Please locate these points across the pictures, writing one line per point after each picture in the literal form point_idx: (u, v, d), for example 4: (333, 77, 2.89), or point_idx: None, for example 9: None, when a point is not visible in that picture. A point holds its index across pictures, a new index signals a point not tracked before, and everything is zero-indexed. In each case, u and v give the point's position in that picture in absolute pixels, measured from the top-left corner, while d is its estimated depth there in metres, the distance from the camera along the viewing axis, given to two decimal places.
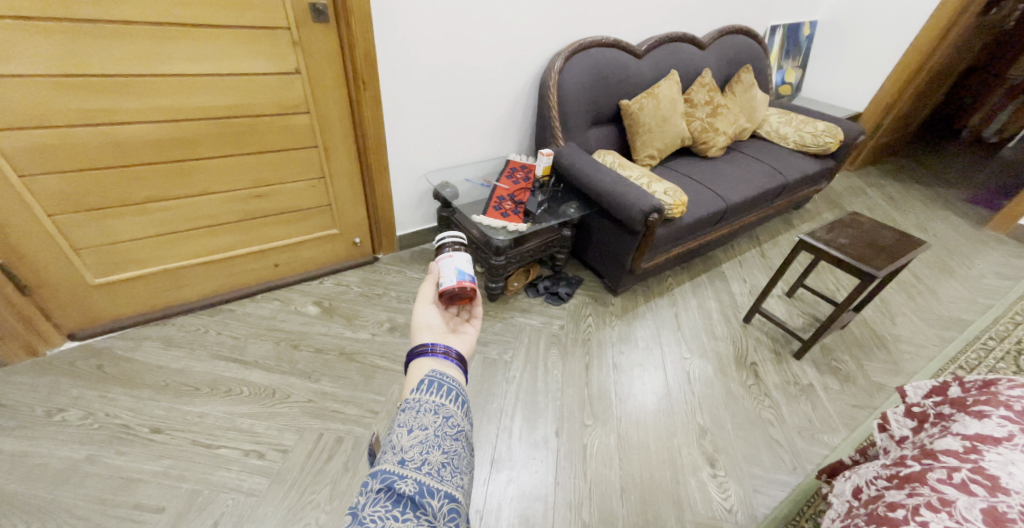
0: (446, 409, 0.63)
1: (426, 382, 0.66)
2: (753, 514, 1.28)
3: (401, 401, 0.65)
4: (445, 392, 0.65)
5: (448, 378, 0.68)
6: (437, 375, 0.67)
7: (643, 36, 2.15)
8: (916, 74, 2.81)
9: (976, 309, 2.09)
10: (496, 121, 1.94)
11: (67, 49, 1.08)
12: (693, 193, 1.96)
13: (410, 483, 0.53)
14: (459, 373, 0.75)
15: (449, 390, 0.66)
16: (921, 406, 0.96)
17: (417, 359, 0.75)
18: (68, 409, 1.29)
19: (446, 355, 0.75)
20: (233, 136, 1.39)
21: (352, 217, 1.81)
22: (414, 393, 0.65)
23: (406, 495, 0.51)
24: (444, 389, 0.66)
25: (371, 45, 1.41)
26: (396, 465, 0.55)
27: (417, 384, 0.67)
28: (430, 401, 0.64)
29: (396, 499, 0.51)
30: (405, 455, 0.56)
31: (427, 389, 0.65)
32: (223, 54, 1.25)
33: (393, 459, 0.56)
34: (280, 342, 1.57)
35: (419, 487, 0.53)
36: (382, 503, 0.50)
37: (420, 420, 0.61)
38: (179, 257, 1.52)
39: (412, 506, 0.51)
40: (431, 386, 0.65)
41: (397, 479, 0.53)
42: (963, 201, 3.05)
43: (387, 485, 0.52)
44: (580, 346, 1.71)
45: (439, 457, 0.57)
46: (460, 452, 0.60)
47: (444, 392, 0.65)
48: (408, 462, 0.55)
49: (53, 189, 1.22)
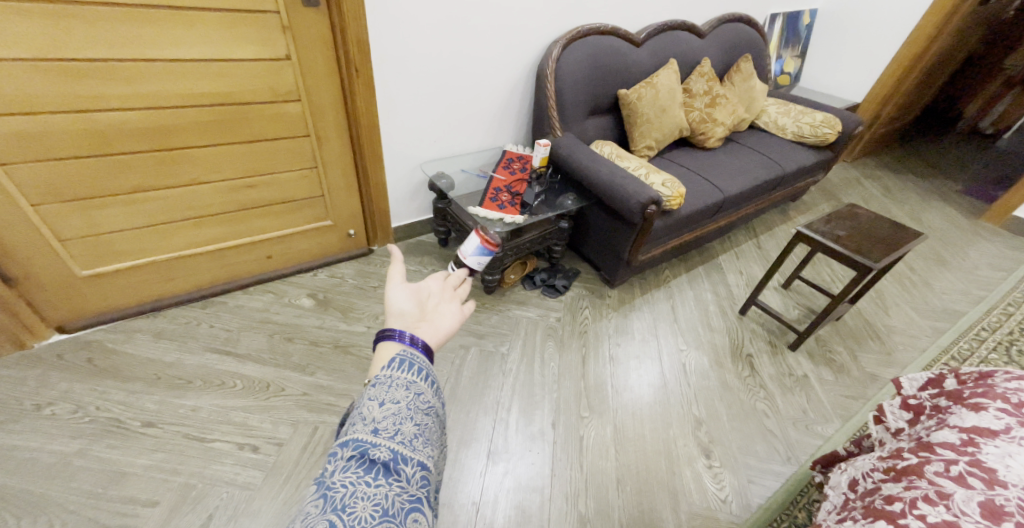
0: (417, 386, 0.60)
1: (397, 360, 0.62)
2: (748, 503, 1.29)
3: (371, 378, 0.61)
4: (416, 370, 0.62)
5: (419, 358, 0.65)
6: (408, 354, 0.63)
7: (641, 24, 2.11)
8: (914, 64, 2.79)
9: (970, 301, 2.10)
10: (492, 110, 1.91)
11: (46, 32, 1.04)
12: (691, 185, 1.95)
13: (384, 450, 0.51)
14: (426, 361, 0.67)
15: (419, 368, 0.63)
16: (917, 398, 0.96)
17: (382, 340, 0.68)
18: (56, 403, 1.27)
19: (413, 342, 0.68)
20: (222, 123, 1.35)
21: (346, 208, 1.78)
22: (385, 369, 0.61)
23: (380, 461, 0.50)
24: (416, 368, 0.62)
25: (364, 31, 1.38)
26: (369, 434, 0.52)
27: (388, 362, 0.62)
28: (401, 378, 0.60)
29: (368, 465, 0.49)
30: (378, 425, 0.54)
31: (398, 366, 0.61)
32: (210, 39, 1.21)
33: (365, 429, 0.53)
34: (274, 335, 1.55)
35: (393, 454, 0.51)
36: (353, 470, 0.49)
37: (392, 394, 0.58)
38: (168, 249, 1.49)
39: (385, 472, 0.49)
40: (402, 364, 0.62)
41: (370, 447, 0.51)
42: (959, 192, 3.06)
43: (359, 453, 0.50)
44: (577, 338, 1.71)
45: (411, 428, 0.55)
46: (432, 425, 0.58)
47: (415, 370, 0.62)
48: (381, 431, 0.53)
49: (36, 178, 1.19)
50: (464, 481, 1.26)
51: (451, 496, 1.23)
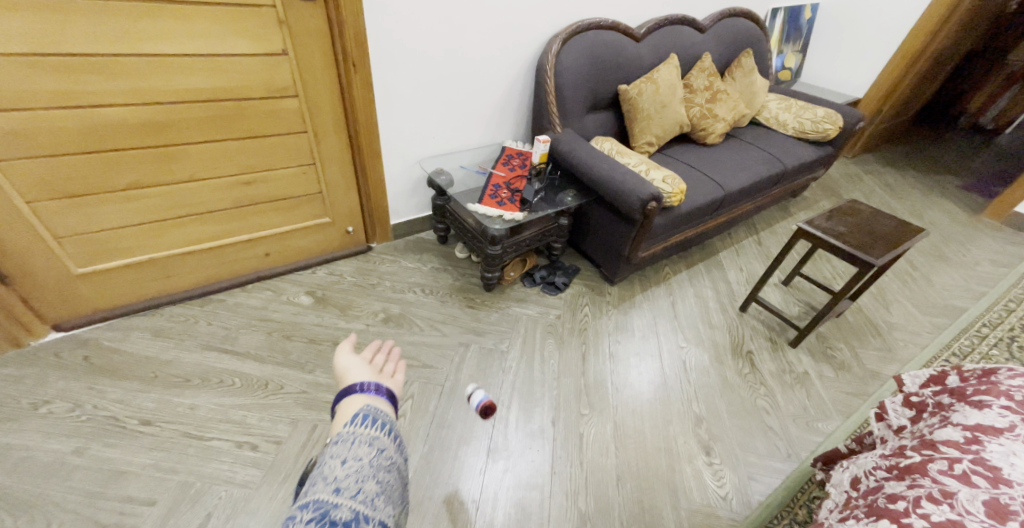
0: (379, 441, 0.76)
1: (361, 417, 0.78)
2: (748, 501, 1.29)
3: (337, 434, 0.76)
4: (378, 425, 0.78)
5: (381, 414, 0.82)
6: (371, 411, 0.80)
7: (641, 19, 2.10)
8: (916, 60, 2.77)
9: (970, 297, 2.09)
10: (491, 106, 1.89)
11: (38, 27, 1.03)
12: (692, 182, 1.93)
13: (345, 510, 0.63)
14: (389, 406, 0.87)
15: (382, 423, 0.79)
16: (920, 395, 0.95)
17: (345, 397, 0.87)
18: (53, 402, 1.26)
19: (376, 391, 0.88)
20: (218, 120, 1.34)
21: (344, 204, 1.77)
22: (349, 427, 0.76)
23: (341, 520, 0.62)
24: (378, 423, 0.79)
25: (361, 26, 1.37)
26: (331, 494, 0.65)
27: (353, 418, 0.79)
28: (364, 433, 0.76)
29: (331, 523, 0.61)
30: (340, 484, 0.67)
31: (362, 423, 0.77)
32: (205, 33, 1.20)
33: (328, 488, 0.66)
34: (272, 333, 1.54)
35: (353, 514, 0.63)
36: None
37: (356, 451, 0.72)
38: (165, 246, 1.48)
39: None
40: (365, 421, 0.78)
41: (332, 507, 0.63)
42: (960, 188, 3.04)
43: (320, 513, 0.62)
44: (577, 336, 1.70)
45: (372, 486, 0.68)
46: (391, 482, 0.72)
47: (377, 426, 0.78)
48: (343, 490, 0.66)
49: (31, 175, 1.18)
50: (464, 478, 1.26)
51: (450, 494, 1.22)
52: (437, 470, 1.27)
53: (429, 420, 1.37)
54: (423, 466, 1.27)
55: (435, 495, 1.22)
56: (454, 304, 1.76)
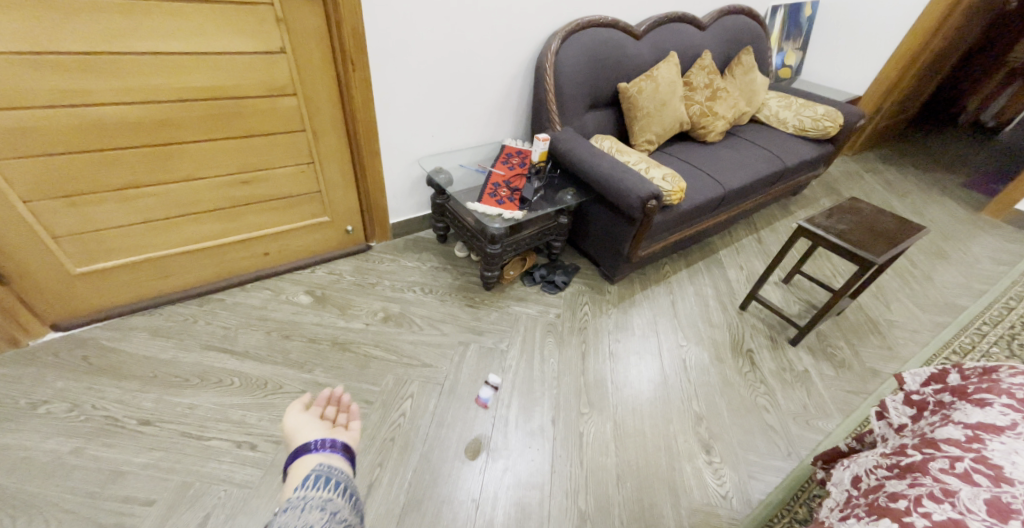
0: (332, 504, 0.71)
1: (311, 478, 0.75)
2: (748, 499, 1.29)
3: (285, 502, 0.70)
4: (332, 486, 0.74)
5: (334, 471, 0.78)
6: (323, 470, 0.77)
7: (641, 16, 2.09)
8: (916, 57, 2.77)
9: (971, 295, 2.09)
10: (491, 105, 1.89)
11: (35, 26, 1.02)
12: (692, 180, 1.93)
13: None
14: (345, 462, 0.84)
15: (334, 483, 0.75)
16: (921, 393, 0.95)
17: (299, 458, 0.82)
18: (52, 401, 1.26)
19: (333, 448, 0.84)
20: (216, 118, 1.34)
21: (343, 203, 1.76)
22: (300, 491, 0.72)
23: None
24: (331, 483, 0.75)
25: (360, 24, 1.36)
26: None
27: (304, 481, 0.75)
28: (317, 497, 0.71)
29: None
30: None
31: (314, 485, 0.73)
32: (203, 31, 1.19)
33: None
34: (271, 332, 1.54)
35: None
36: None
37: (306, 517, 0.66)
38: (164, 246, 1.48)
39: None
40: (316, 481, 0.74)
41: None
42: (960, 186, 3.04)
43: None
44: (577, 334, 1.70)
45: None
46: None
47: (331, 486, 0.74)
48: None
49: (28, 174, 1.17)
50: (464, 478, 1.26)
51: (449, 494, 1.22)
52: (437, 469, 1.26)
53: (428, 419, 1.37)
54: (423, 465, 1.26)
55: (435, 494, 1.21)
56: (454, 303, 1.76)
